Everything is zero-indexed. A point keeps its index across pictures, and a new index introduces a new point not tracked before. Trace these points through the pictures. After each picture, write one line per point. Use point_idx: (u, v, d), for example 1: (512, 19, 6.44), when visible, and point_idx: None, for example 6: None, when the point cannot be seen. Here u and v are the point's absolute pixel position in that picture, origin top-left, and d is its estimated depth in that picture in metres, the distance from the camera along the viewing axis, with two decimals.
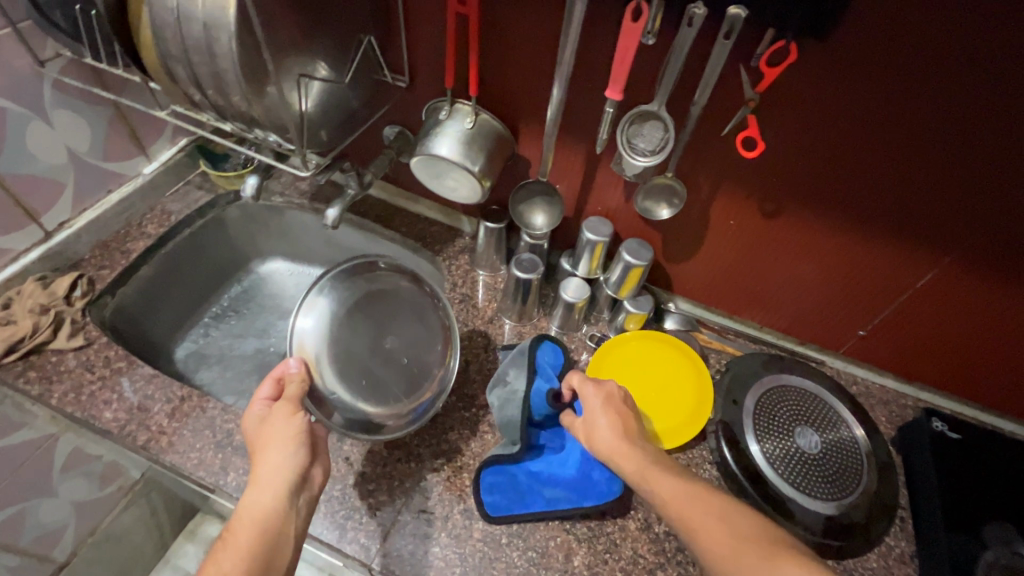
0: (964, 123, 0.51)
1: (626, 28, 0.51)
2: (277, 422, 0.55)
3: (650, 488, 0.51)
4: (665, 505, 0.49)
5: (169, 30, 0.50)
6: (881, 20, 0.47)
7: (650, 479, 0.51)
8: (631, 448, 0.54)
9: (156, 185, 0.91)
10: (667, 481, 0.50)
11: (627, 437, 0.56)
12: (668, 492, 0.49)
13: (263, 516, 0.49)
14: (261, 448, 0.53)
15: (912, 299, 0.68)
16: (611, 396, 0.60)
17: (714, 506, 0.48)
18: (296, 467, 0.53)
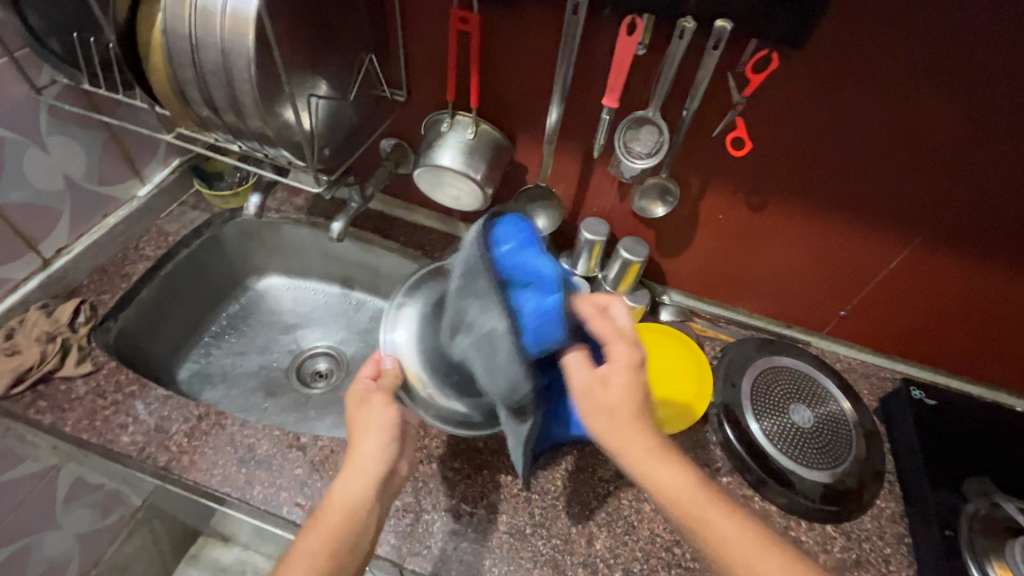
0: (930, 115, 0.56)
1: (622, 41, 0.55)
2: (377, 410, 0.57)
3: (652, 478, 0.47)
4: (671, 502, 0.46)
5: (187, 56, 0.52)
6: (852, 28, 0.52)
7: (658, 470, 0.47)
8: (637, 431, 0.49)
9: (151, 207, 0.91)
10: (659, 473, 0.47)
11: (638, 418, 0.50)
12: (675, 488, 0.46)
13: (351, 504, 0.52)
14: (361, 432, 0.56)
15: (888, 279, 0.74)
16: (631, 362, 0.52)
17: (734, 512, 0.46)
18: (389, 458, 0.55)
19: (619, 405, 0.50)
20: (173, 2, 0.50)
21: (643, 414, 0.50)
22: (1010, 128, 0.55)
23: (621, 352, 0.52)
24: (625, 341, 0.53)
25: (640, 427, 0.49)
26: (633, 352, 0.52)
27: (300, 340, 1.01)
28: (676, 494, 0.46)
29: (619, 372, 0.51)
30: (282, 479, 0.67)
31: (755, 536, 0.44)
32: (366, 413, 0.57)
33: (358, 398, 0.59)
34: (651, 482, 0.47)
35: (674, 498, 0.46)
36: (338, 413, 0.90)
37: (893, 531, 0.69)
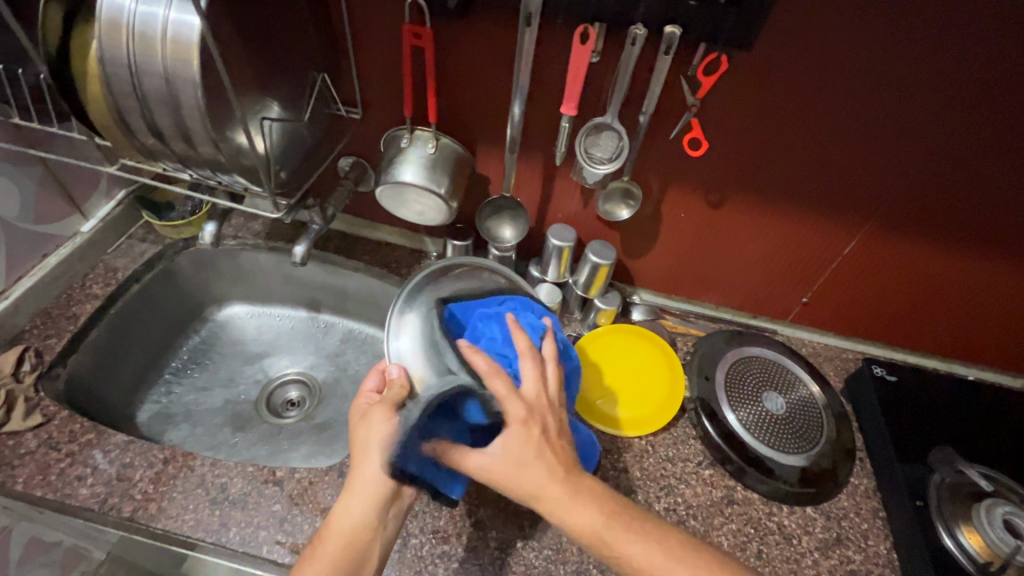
0: (870, 108, 0.60)
1: (576, 51, 0.56)
2: (375, 426, 0.54)
3: (568, 521, 0.48)
4: (589, 539, 0.48)
5: (127, 85, 0.50)
6: (793, 29, 0.55)
7: (572, 511, 0.48)
8: (544, 475, 0.50)
9: (97, 243, 0.87)
10: (577, 512, 0.48)
11: (544, 459, 0.50)
12: (590, 530, 0.48)
13: (350, 529, 0.52)
14: (363, 451, 0.54)
15: (844, 264, 0.77)
16: (519, 419, 0.52)
17: (640, 532, 0.49)
18: (390, 481, 0.53)
19: (531, 458, 0.50)
20: (108, 29, 0.48)
21: (554, 451, 0.51)
22: (942, 115, 0.59)
23: (502, 389, 0.54)
24: (530, 375, 0.57)
25: (552, 472, 0.50)
26: (523, 405, 0.53)
27: (267, 368, 0.97)
28: (590, 533, 0.48)
29: (514, 430, 0.51)
30: (259, 518, 0.64)
31: (660, 551, 0.48)
32: (365, 430, 0.55)
33: (360, 414, 0.57)
34: (570, 526, 0.48)
35: (588, 538, 0.48)
36: (314, 442, 0.87)
37: (868, 505, 0.71)
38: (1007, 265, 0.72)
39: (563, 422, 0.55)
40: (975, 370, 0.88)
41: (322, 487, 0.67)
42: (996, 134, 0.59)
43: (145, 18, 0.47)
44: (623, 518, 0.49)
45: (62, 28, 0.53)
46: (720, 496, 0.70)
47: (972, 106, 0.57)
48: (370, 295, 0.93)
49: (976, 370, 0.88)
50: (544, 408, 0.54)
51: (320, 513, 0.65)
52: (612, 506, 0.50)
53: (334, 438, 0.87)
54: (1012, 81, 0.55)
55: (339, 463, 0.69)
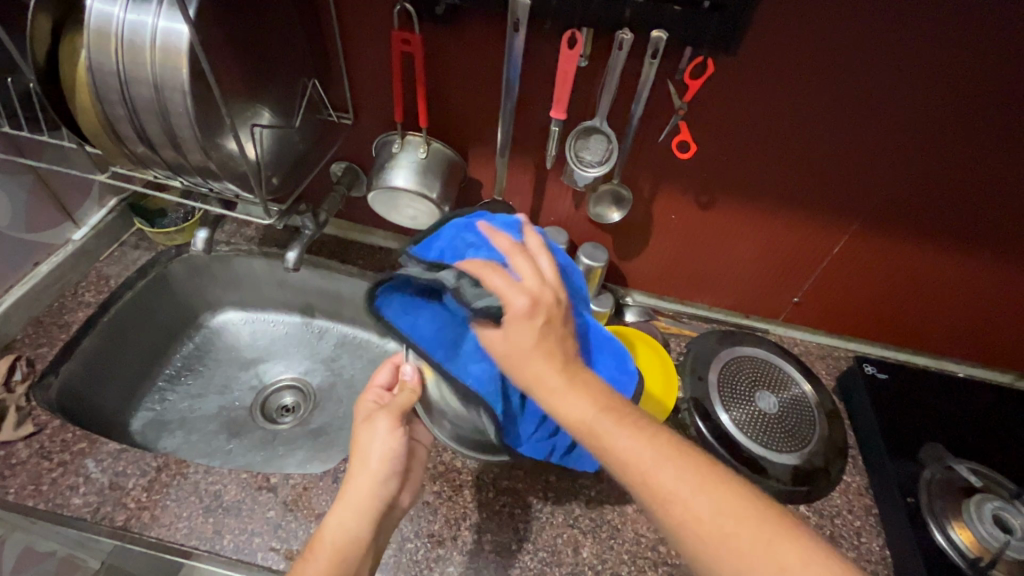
0: (855, 109, 0.60)
1: (564, 56, 0.56)
2: (378, 437, 0.56)
3: (560, 408, 0.45)
4: (580, 429, 0.45)
5: (115, 94, 0.50)
6: (777, 33, 0.56)
7: (563, 400, 0.45)
8: (541, 366, 0.46)
9: (89, 251, 0.86)
10: (571, 399, 0.45)
11: (544, 349, 0.47)
12: (579, 419, 0.45)
13: (346, 542, 0.52)
14: (360, 460, 0.56)
15: (834, 263, 0.78)
16: (522, 312, 0.47)
17: (634, 429, 0.44)
18: (386, 495, 0.55)
19: (530, 347, 0.47)
20: (97, 38, 0.48)
21: (558, 343, 0.48)
22: (925, 115, 0.60)
23: (499, 283, 0.49)
24: (528, 269, 0.51)
25: (548, 361, 0.47)
26: (526, 298, 0.48)
27: (262, 374, 0.97)
28: (582, 419, 0.45)
29: (517, 324, 0.47)
30: (254, 524, 0.64)
31: (653, 450, 0.43)
32: (367, 438, 0.56)
33: (365, 415, 0.59)
34: (559, 412, 0.45)
35: (577, 428, 0.45)
36: (309, 447, 0.87)
37: (860, 503, 0.72)
38: (995, 263, 0.73)
39: (569, 317, 0.51)
40: (966, 367, 0.89)
41: (317, 493, 0.67)
42: (979, 134, 0.60)
43: (134, 27, 0.47)
44: (621, 415, 0.45)
45: (51, 38, 0.53)
46: None
47: (955, 106, 0.58)
48: (364, 299, 0.94)
49: (966, 367, 0.89)
50: (550, 302, 0.49)
51: (314, 518, 0.65)
52: (606, 399, 0.46)
53: (329, 443, 0.87)
54: (994, 82, 0.56)
55: (334, 468, 0.69)
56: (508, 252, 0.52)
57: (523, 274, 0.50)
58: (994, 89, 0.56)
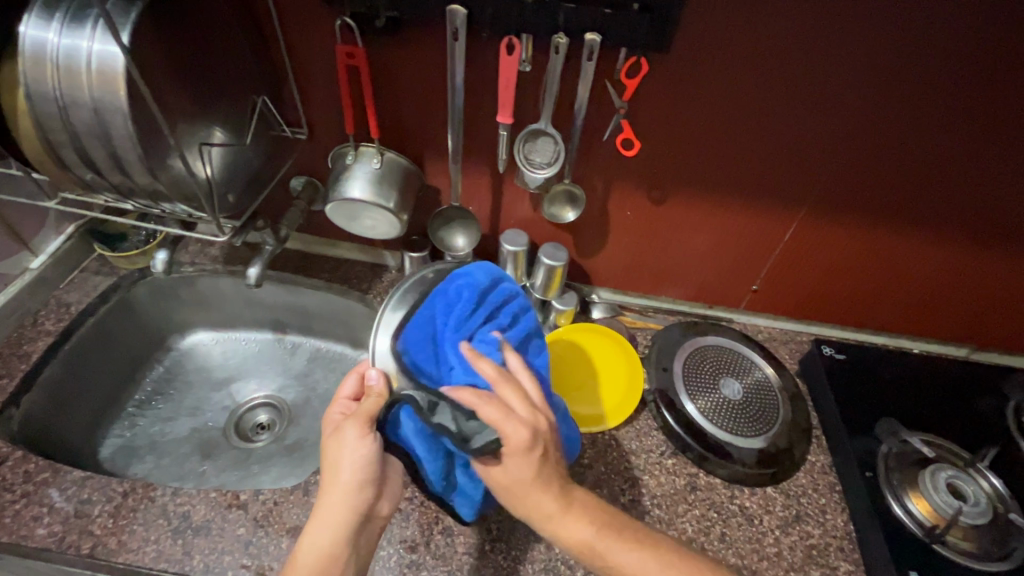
0: (787, 101, 0.63)
1: (504, 61, 0.58)
2: (346, 447, 0.54)
3: (562, 535, 0.52)
4: (583, 550, 0.52)
5: (55, 120, 0.50)
6: (706, 31, 0.58)
7: (563, 524, 0.52)
8: (539, 495, 0.52)
9: (47, 279, 0.86)
10: (579, 527, 0.52)
11: (540, 481, 0.52)
12: (582, 540, 0.52)
13: (320, 561, 0.52)
14: (332, 473, 0.55)
15: (787, 249, 0.80)
16: (521, 446, 0.50)
17: (634, 544, 0.52)
18: (360, 505, 0.55)
19: (530, 478, 0.51)
20: (32, 63, 0.48)
21: (551, 467, 0.53)
22: (853, 102, 0.62)
23: (496, 414, 0.50)
24: (517, 397, 0.53)
25: (545, 492, 0.52)
26: (523, 429, 0.50)
27: (234, 394, 0.96)
28: (580, 544, 0.52)
29: (515, 458, 0.51)
30: (224, 543, 0.64)
31: (657, 566, 0.51)
32: (335, 448, 0.55)
33: (332, 427, 0.57)
34: (561, 539, 0.52)
35: (581, 550, 0.52)
36: (284, 464, 0.87)
37: (824, 481, 0.73)
38: (936, 241, 0.76)
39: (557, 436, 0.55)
40: (921, 344, 0.92)
41: (288, 507, 0.67)
42: (906, 118, 0.63)
43: (69, 51, 0.48)
44: (615, 528, 0.53)
45: None
46: (683, 484, 0.72)
47: (882, 92, 0.61)
48: (333, 312, 0.94)
49: (921, 344, 0.92)
50: (544, 428, 0.52)
51: (285, 533, 0.64)
52: (599, 515, 0.54)
53: (304, 458, 0.87)
54: (912, 68, 0.58)
55: (304, 482, 0.69)
56: (494, 379, 0.54)
57: (515, 402, 0.52)
58: (914, 73, 0.59)
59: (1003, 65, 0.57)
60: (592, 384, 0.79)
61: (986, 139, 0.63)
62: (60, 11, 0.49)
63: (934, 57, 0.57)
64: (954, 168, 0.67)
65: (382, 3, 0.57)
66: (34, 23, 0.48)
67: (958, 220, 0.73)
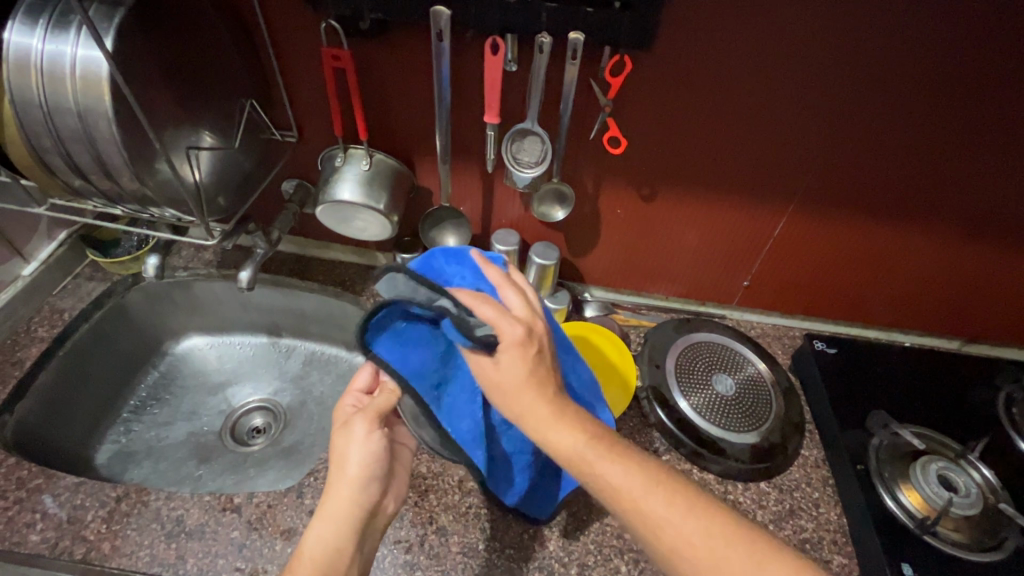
0: (771, 97, 0.63)
1: (489, 61, 0.58)
2: (355, 441, 0.57)
3: (552, 441, 0.48)
4: (573, 462, 0.47)
5: (41, 126, 0.50)
6: (689, 29, 0.58)
7: (553, 430, 0.48)
8: (534, 396, 0.49)
9: (40, 285, 0.86)
10: (564, 435, 0.48)
11: (535, 378, 0.49)
12: (571, 449, 0.47)
13: (326, 555, 0.50)
14: (340, 466, 0.56)
15: (777, 245, 0.80)
16: (516, 340, 0.49)
17: (623, 459, 0.47)
18: (366, 500, 0.55)
19: (521, 383, 0.49)
20: (16, 70, 0.49)
21: (546, 376, 0.50)
22: (837, 98, 0.63)
23: (491, 312, 0.49)
24: (516, 299, 0.53)
25: (539, 393, 0.49)
26: (519, 326, 0.49)
27: (230, 398, 0.96)
28: (570, 452, 0.47)
29: (507, 352, 0.49)
30: (218, 546, 0.64)
31: (643, 480, 0.46)
32: (344, 444, 0.57)
33: (343, 420, 0.59)
34: (550, 445, 0.48)
35: (570, 457, 0.47)
36: (280, 467, 0.87)
37: (818, 475, 0.74)
38: (923, 233, 0.76)
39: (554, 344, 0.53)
40: (913, 337, 0.92)
41: (282, 509, 0.67)
42: (888, 112, 0.64)
43: (53, 57, 0.48)
44: (606, 442, 0.48)
45: None
46: None
47: (863, 87, 0.61)
48: (328, 315, 0.94)
49: (913, 337, 0.92)
50: (541, 331, 0.51)
51: (279, 535, 0.65)
52: (593, 430, 0.49)
53: (301, 460, 0.87)
54: (892, 63, 0.59)
55: (298, 483, 0.69)
56: (498, 283, 0.54)
57: (513, 303, 0.52)
58: (895, 67, 0.59)
59: (981, 58, 0.57)
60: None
61: (968, 131, 0.64)
62: (44, 17, 0.49)
63: (914, 52, 0.58)
64: (939, 160, 0.67)
65: (367, 6, 0.57)
66: (18, 30, 0.48)
67: (944, 212, 0.73)
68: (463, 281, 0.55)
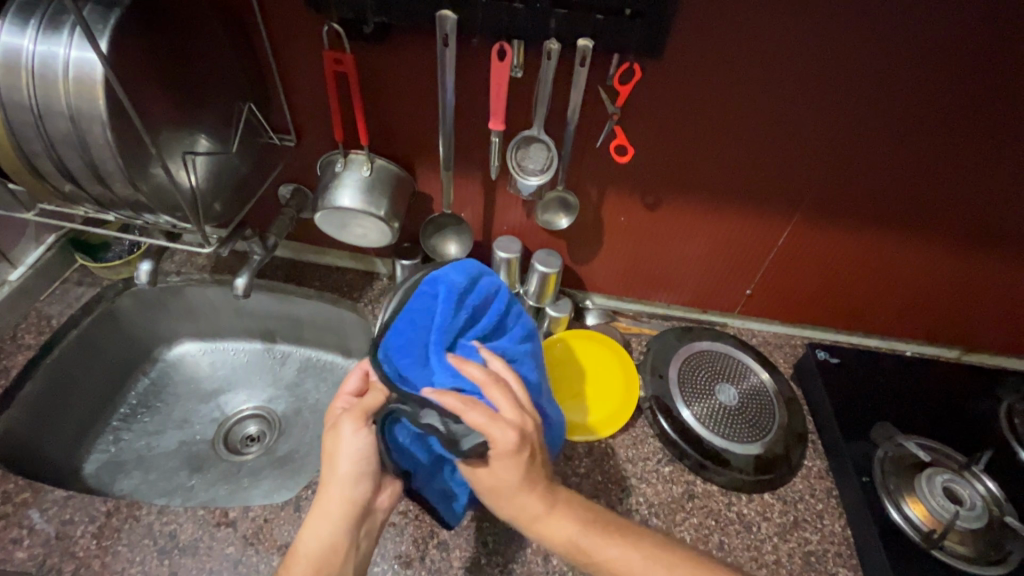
0: (781, 103, 0.62)
1: (495, 67, 0.57)
2: (344, 440, 0.54)
3: (545, 534, 0.52)
4: (569, 548, 0.52)
5: (32, 129, 0.49)
6: (699, 36, 0.57)
7: (550, 524, 0.51)
8: (524, 497, 0.51)
9: (27, 290, 0.83)
10: (556, 526, 0.51)
11: (526, 482, 0.50)
12: (567, 539, 0.51)
13: (322, 552, 0.51)
14: (330, 466, 0.54)
15: (781, 253, 0.80)
16: (509, 448, 0.48)
17: (619, 539, 0.52)
18: (359, 498, 0.54)
19: (516, 483, 0.50)
20: (5, 71, 0.47)
21: (537, 472, 0.51)
22: (845, 107, 0.62)
23: (481, 418, 0.48)
24: (507, 400, 0.50)
25: (532, 493, 0.51)
26: (511, 431, 0.48)
27: (223, 406, 0.94)
28: (565, 541, 0.51)
29: (503, 461, 0.49)
30: (212, 562, 0.62)
31: (639, 556, 0.51)
32: (334, 442, 0.54)
33: (332, 421, 0.56)
34: (546, 538, 0.52)
35: (567, 548, 0.51)
36: (275, 476, 0.85)
37: (821, 486, 0.73)
38: (927, 244, 0.76)
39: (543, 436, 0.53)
40: (913, 346, 0.92)
41: (278, 524, 0.65)
42: (898, 120, 0.63)
43: (45, 58, 0.47)
44: (599, 524, 0.53)
45: None
46: (680, 492, 0.71)
47: (873, 97, 0.61)
48: (324, 322, 0.92)
49: (913, 346, 0.92)
50: (532, 432, 0.50)
51: (276, 550, 0.63)
52: (586, 514, 0.53)
53: (296, 469, 0.85)
54: (905, 72, 0.58)
55: (296, 496, 0.67)
56: (483, 383, 0.51)
57: (504, 406, 0.50)
58: (907, 75, 0.59)
59: (994, 69, 0.57)
60: (587, 393, 0.78)
61: (975, 141, 0.63)
62: (35, 17, 0.47)
63: (925, 61, 0.57)
64: (944, 168, 0.67)
65: (371, 9, 0.56)
66: (8, 29, 0.47)
67: (948, 222, 0.73)
68: (445, 381, 0.51)
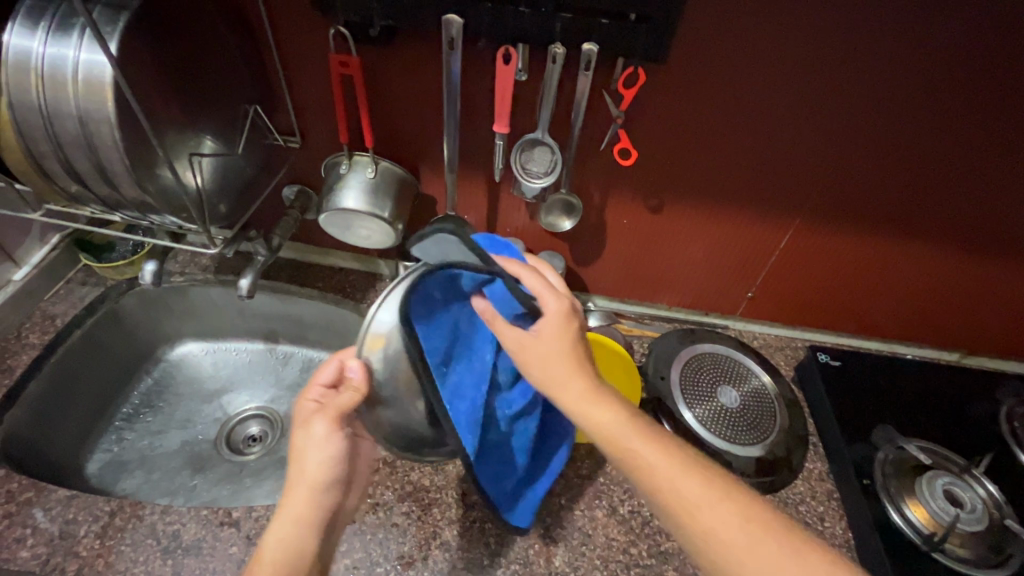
0: (785, 107, 0.63)
1: (500, 70, 0.58)
2: (315, 440, 0.53)
3: (590, 421, 0.49)
4: (611, 441, 0.48)
5: (41, 130, 0.49)
6: (702, 41, 0.58)
7: (588, 404, 0.50)
8: (570, 368, 0.51)
9: (32, 290, 0.84)
10: (596, 412, 0.49)
11: (574, 352, 0.52)
12: (607, 425, 0.49)
13: (288, 555, 0.50)
14: (297, 465, 0.53)
15: (783, 256, 0.80)
16: (559, 310, 0.53)
17: (657, 439, 0.49)
18: (329, 502, 0.54)
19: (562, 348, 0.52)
20: (16, 74, 0.47)
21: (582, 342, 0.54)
22: (848, 111, 0.62)
23: (535, 283, 0.55)
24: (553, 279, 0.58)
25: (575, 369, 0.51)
26: (563, 299, 0.54)
27: (225, 406, 0.94)
28: (606, 430, 0.49)
29: (552, 320, 0.53)
30: (216, 562, 0.62)
31: (678, 462, 0.47)
32: (303, 440, 0.53)
33: (302, 415, 0.54)
34: (588, 420, 0.49)
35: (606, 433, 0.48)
36: (277, 477, 0.85)
37: (822, 489, 0.73)
38: (927, 248, 0.77)
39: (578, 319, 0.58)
40: (915, 349, 0.92)
41: None
42: (900, 124, 0.63)
43: (55, 61, 0.47)
44: (643, 423, 0.50)
45: None
46: None
47: (876, 103, 0.61)
48: (327, 323, 0.92)
49: (914, 349, 0.93)
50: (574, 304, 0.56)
51: None
52: (627, 408, 0.51)
53: None
54: (907, 76, 0.59)
55: None
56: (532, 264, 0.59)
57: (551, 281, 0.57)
58: (910, 79, 0.59)
59: (996, 73, 0.57)
60: None
61: (977, 146, 0.64)
62: (45, 19, 0.48)
63: (927, 66, 0.58)
64: (947, 172, 0.67)
65: (377, 13, 0.56)
66: (18, 32, 0.47)
67: (950, 226, 0.73)
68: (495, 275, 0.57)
